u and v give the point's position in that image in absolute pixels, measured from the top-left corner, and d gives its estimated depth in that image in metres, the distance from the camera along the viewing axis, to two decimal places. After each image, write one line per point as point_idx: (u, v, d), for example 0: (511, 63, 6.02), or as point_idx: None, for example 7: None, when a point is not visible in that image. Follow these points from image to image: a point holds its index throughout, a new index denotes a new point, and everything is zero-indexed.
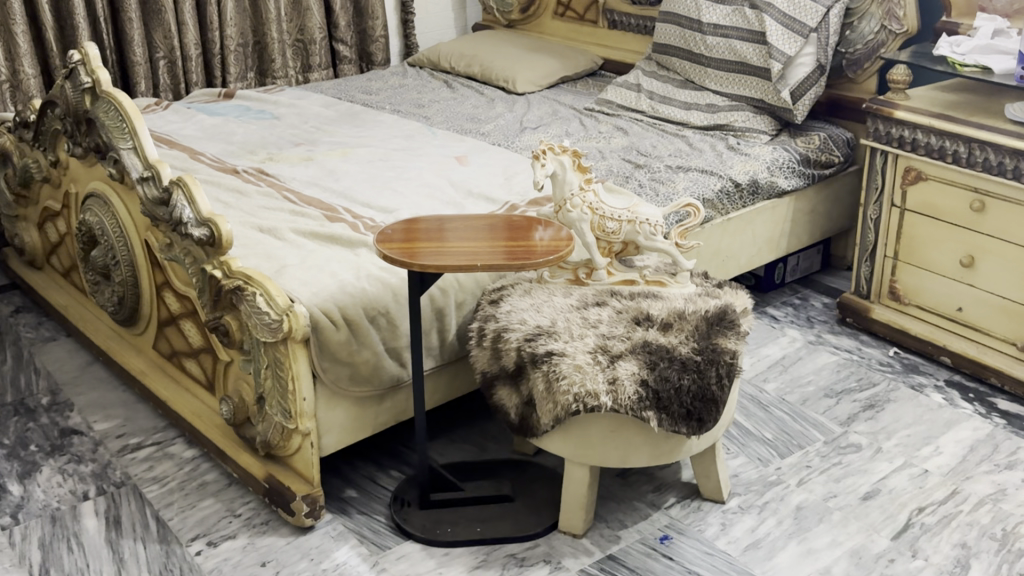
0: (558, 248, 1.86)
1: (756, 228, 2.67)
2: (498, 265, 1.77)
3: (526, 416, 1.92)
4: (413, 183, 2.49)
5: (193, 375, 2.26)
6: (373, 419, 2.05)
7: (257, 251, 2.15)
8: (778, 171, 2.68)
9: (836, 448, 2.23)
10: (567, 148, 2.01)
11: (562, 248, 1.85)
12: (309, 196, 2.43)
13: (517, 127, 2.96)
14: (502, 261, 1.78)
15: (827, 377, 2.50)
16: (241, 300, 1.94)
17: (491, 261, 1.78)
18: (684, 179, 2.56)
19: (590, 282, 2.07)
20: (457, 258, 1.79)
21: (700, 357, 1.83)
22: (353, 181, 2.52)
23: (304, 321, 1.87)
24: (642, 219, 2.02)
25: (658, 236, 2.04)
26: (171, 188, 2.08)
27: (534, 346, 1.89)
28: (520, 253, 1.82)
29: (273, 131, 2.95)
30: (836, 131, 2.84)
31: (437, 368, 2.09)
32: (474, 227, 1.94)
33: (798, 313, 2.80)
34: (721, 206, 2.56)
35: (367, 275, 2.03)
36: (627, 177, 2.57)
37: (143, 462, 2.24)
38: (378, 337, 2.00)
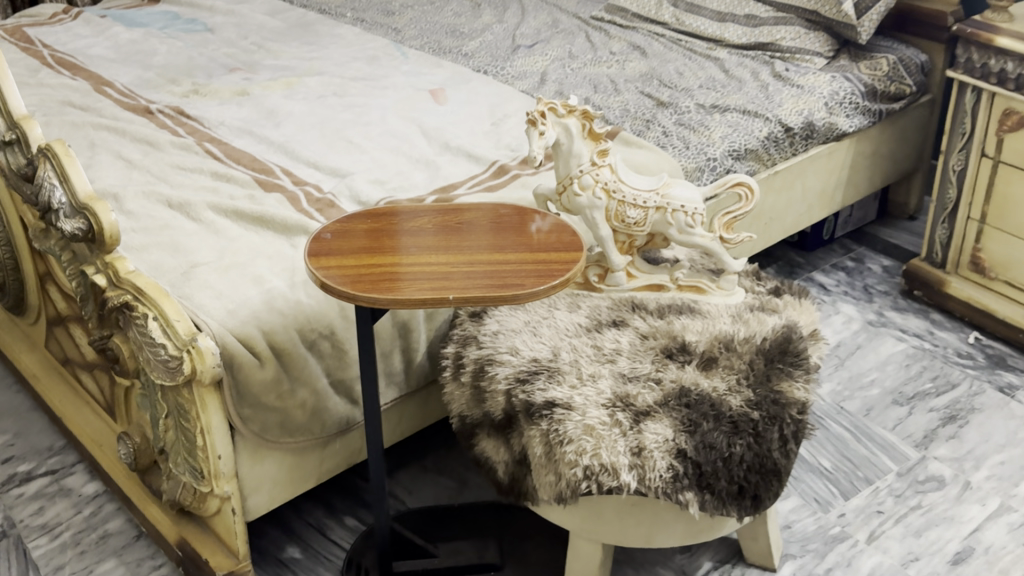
0: (566, 256, 1.31)
1: (807, 180, 2.14)
2: (482, 295, 1.24)
3: (519, 479, 1.42)
4: (374, 134, 1.94)
5: (90, 391, 1.76)
6: (318, 467, 1.56)
7: (162, 239, 1.62)
8: (839, 107, 2.13)
9: (914, 483, 1.76)
10: (575, 108, 1.46)
11: (573, 258, 1.31)
12: (240, 151, 1.89)
13: (508, 45, 2.38)
14: (488, 288, 1.25)
15: (894, 376, 2.01)
16: (130, 323, 1.43)
17: (473, 289, 1.24)
18: (722, 123, 2.01)
19: (603, 288, 1.55)
20: (425, 283, 1.25)
21: (757, 414, 1.32)
22: (297, 129, 1.97)
23: (213, 359, 1.36)
24: (675, 207, 1.49)
25: (697, 227, 1.51)
26: (37, 158, 1.55)
27: (529, 391, 1.38)
28: (514, 271, 1.28)
29: (202, 49, 2.37)
30: (909, 51, 2.26)
31: (403, 397, 1.60)
32: (449, 222, 1.39)
33: (852, 281, 2.29)
34: (767, 156, 2.02)
35: (305, 281, 1.51)
36: (647, 121, 2.02)
37: (31, 501, 1.76)
38: (319, 367, 1.49)
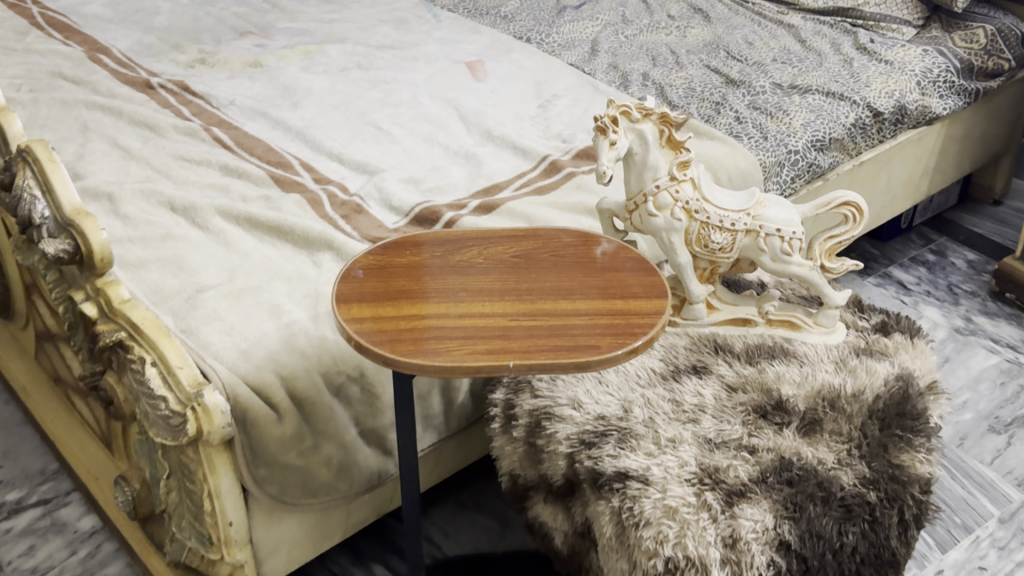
0: (644, 305, 1.08)
1: (893, 169, 1.89)
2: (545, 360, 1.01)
3: (581, 554, 1.21)
4: (405, 119, 1.70)
5: (83, 416, 1.55)
6: (345, 521, 1.35)
7: (163, 252, 1.40)
8: (931, 86, 1.86)
9: (1019, 532, 1.54)
10: (652, 110, 1.23)
11: (654, 308, 1.08)
12: (253, 139, 1.65)
13: (552, 8, 2.13)
14: (553, 351, 1.02)
15: (988, 396, 1.78)
16: (125, 365, 1.22)
17: (535, 352, 1.02)
18: (802, 107, 1.76)
19: (678, 322, 1.32)
20: (475, 343, 1.03)
21: (873, 496, 1.11)
22: (317, 111, 1.73)
23: (223, 419, 1.14)
24: (768, 231, 1.26)
25: (795, 255, 1.27)
26: (15, 161, 1.32)
27: (597, 458, 1.16)
28: (585, 328, 1.05)
29: (210, 8, 2.12)
30: (1010, 21, 1.97)
31: (441, 440, 1.37)
32: (502, 255, 1.16)
33: (935, 279, 2.06)
34: (852, 146, 1.77)
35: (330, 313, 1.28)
36: (716, 104, 1.77)
37: (21, 539, 1.57)
38: (347, 415, 1.27)
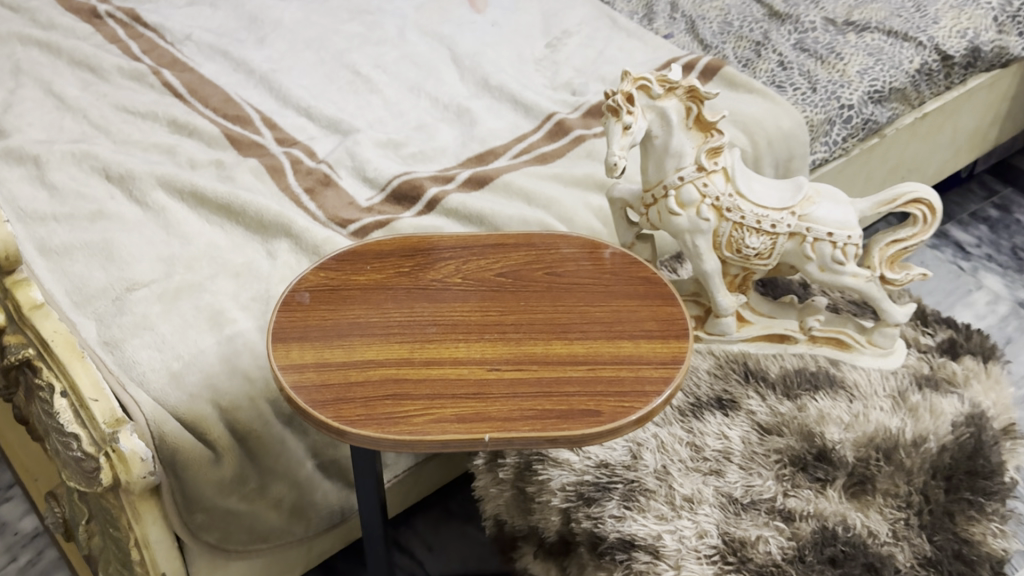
0: (660, 350, 0.86)
1: (959, 120, 1.62)
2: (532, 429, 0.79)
3: None
4: (389, 61, 1.45)
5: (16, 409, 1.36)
6: (305, 554, 1.17)
7: (91, 235, 1.17)
8: (1010, 23, 1.58)
9: None
10: (681, 84, 0.99)
11: (672, 355, 0.85)
12: (210, 84, 1.41)
13: None
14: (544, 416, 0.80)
15: None
16: (33, 390, 1.01)
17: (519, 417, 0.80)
18: (857, 50, 1.49)
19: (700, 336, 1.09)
20: (443, 402, 0.81)
21: None
22: (288, 50, 1.48)
23: (143, 468, 0.91)
24: (816, 236, 1.02)
25: (849, 263, 1.04)
26: None
27: (597, 518, 0.95)
28: (583, 383, 0.83)
29: None
30: None
31: (418, 463, 1.17)
32: (485, 274, 0.94)
33: (997, 240, 1.81)
34: (914, 96, 1.50)
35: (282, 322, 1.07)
36: (757, 44, 1.51)
37: None
38: (302, 445, 1.07)
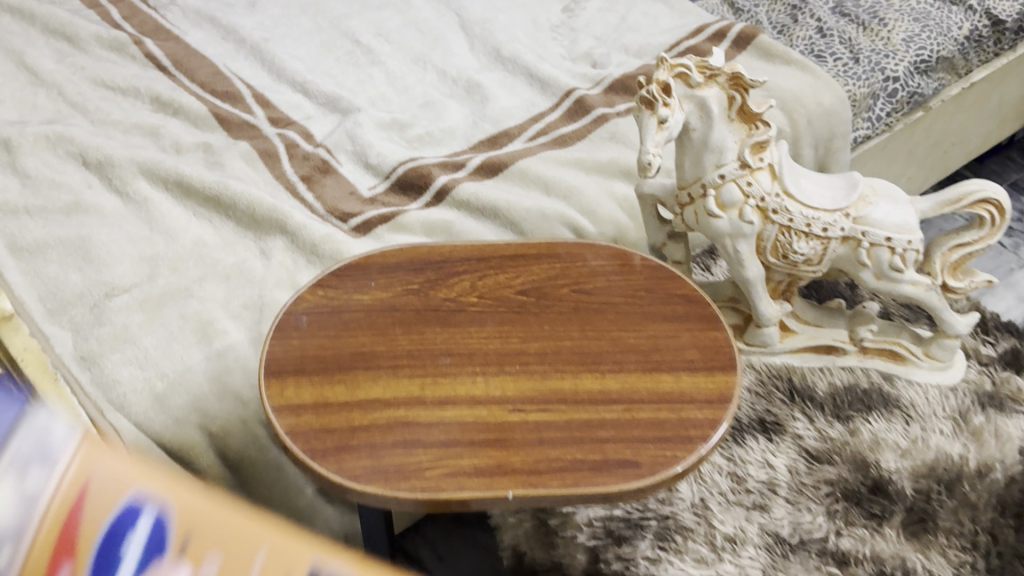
0: (703, 386, 0.76)
1: (1008, 89, 1.50)
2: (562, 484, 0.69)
3: None
4: (392, 29, 1.33)
5: None
6: None
7: (66, 232, 1.06)
8: None
9: None
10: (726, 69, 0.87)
11: (717, 393, 0.75)
12: (196, 55, 1.29)
13: None
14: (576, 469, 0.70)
15: None
16: None
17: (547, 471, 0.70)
18: (902, 15, 1.37)
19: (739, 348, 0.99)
20: (458, 452, 0.71)
21: None
22: (282, 17, 1.36)
23: None
24: (871, 241, 0.92)
25: (907, 270, 0.93)
26: None
27: (629, 559, 0.86)
28: (618, 428, 0.73)
29: None
30: None
31: None
32: (504, 292, 0.84)
33: None
34: (961, 65, 1.38)
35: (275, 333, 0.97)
36: (793, 7, 1.40)
37: None
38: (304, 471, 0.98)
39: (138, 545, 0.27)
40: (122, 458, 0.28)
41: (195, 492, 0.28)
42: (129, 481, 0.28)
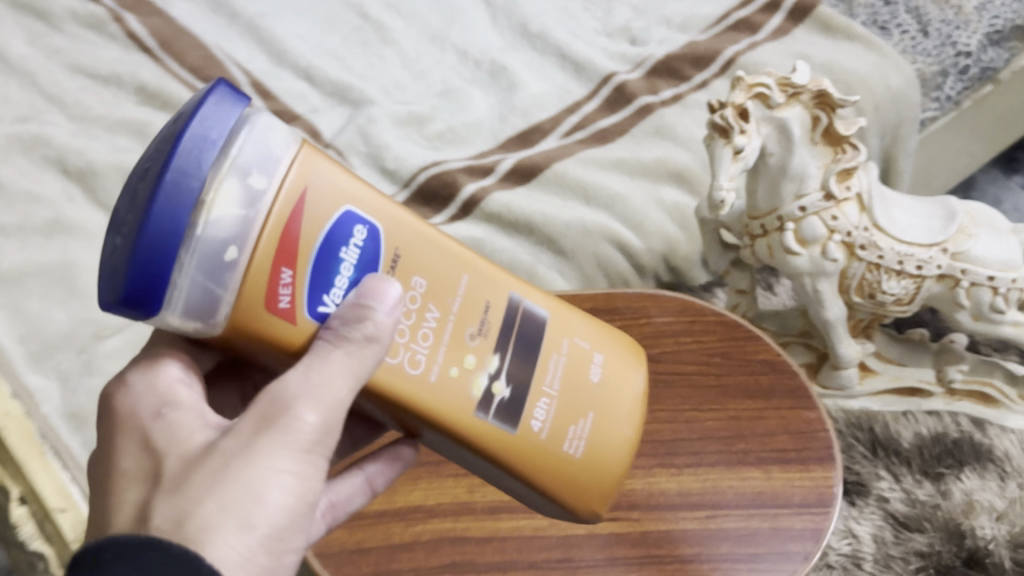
0: (797, 485, 0.65)
1: None
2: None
3: None
4: None
5: None
6: None
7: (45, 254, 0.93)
8: None
9: None
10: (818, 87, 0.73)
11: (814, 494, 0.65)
12: (184, 33, 1.14)
13: None
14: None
15: None
16: None
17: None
18: None
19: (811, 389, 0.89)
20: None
21: None
22: None
23: None
24: (970, 281, 0.80)
25: (1009, 312, 0.81)
26: None
27: None
28: (701, 542, 0.63)
29: None
30: None
31: None
32: None
33: None
34: None
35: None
36: None
37: None
38: None
39: (355, 249, 0.49)
40: (325, 167, 0.48)
41: (389, 221, 0.50)
42: (334, 195, 0.48)
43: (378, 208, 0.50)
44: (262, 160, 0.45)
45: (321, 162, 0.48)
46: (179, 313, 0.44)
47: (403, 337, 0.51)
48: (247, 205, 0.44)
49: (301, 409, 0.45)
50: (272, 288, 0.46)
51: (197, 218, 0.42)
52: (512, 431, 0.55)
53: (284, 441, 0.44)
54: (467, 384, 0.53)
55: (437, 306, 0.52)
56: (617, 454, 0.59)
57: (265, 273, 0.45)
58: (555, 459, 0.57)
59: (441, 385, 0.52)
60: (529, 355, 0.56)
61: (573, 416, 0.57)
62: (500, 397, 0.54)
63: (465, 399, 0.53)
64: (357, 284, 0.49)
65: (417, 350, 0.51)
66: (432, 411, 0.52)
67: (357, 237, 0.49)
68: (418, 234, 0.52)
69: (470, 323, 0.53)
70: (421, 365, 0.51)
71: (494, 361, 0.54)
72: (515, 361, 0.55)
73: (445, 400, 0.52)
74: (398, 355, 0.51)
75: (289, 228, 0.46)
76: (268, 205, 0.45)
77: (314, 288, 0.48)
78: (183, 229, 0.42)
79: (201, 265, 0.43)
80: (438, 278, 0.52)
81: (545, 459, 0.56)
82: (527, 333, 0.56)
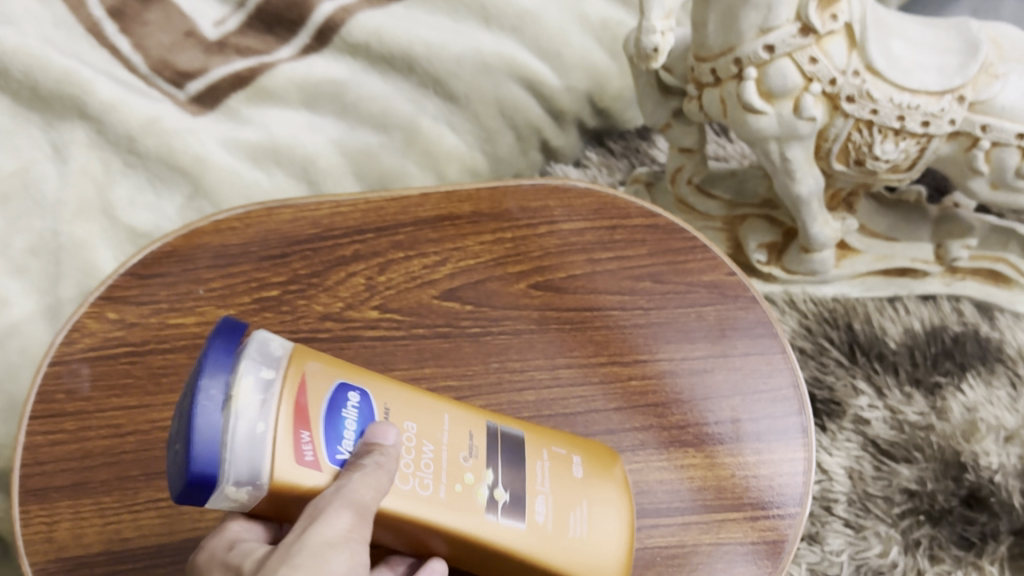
0: (752, 460, 0.47)
1: None
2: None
3: None
4: None
5: None
6: None
7: None
8: None
9: None
10: None
11: (775, 470, 0.46)
12: None
13: None
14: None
15: None
16: None
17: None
18: None
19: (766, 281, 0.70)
20: None
21: None
22: None
23: None
24: (989, 142, 0.59)
25: None
26: None
27: None
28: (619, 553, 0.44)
29: None
30: None
31: None
32: (421, 297, 0.51)
33: None
34: None
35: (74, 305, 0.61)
36: None
37: None
38: None
39: (353, 412, 0.38)
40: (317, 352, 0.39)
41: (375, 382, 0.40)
42: (332, 375, 0.38)
43: (364, 380, 0.40)
44: (265, 358, 0.36)
45: (312, 351, 0.38)
46: (233, 497, 0.34)
47: (408, 466, 0.38)
48: (263, 391, 0.35)
49: (331, 510, 0.33)
50: (298, 452, 0.35)
51: (227, 418, 0.33)
52: (522, 528, 0.39)
53: (324, 528, 0.33)
54: (470, 499, 0.38)
55: (433, 440, 0.39)
56: (607, 551, 0.41)
57: (290, 447, 0.34)
58: (558, 555, 0.39)
59: (451, 511, 0.38)
60: (521, 460, 0.41)
61: (567, 503, 0.41)
62: (501, 505, 0.39)
63: (474, 517, 0.38)
64: (361, 433, 0.37)
65: (421, 477, 0.38)
66: (425, 528, 0.38)
67: (350, 403, 0.38)
68: (402, 389, 0.41)
69: (459, 448, 0.40)
70: (426, 488, 0.38)
71: (490, 474, 0.40)
72: (508, 470, 0.40)
73: (460, 523, 0.38)
74: (406, 480, 0.37)
75: (301, 400, 0.36)
76: (280, 388, 0.35)
77: (333, 438, 0.36)
78: (217, 429, 0.32)
79: (237, 447, 0.33)
80: (422, 415, 0.40)
81: (555, 562, 0.39)
82: (511, 444, 0.41)
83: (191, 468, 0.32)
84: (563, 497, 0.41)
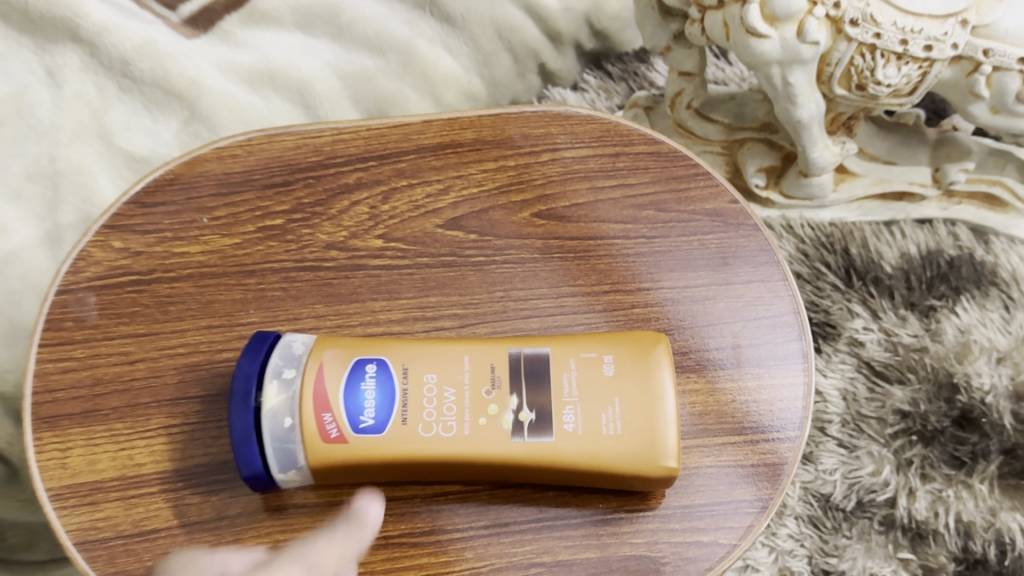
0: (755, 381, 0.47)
1: None
2: (581, 504, 0.44)
3: None
4: None
5: None
6: None
7: None
8: None
9: None
10: None
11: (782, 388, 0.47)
12: None
13: None
14: (594, 508, 0.44)
15: None
16: None
17: (553, 515, 0.43)
18: None
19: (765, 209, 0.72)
20: None
21: None
22: None
23: None
24: (990, 65, 0.59)
25: None
26: None
27: None
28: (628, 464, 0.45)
29: None
30: None
31: None
32: (425, 226, 0.51)
33: None
34: None
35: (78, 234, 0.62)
36: None
37: None
38: None
39: (371, 383, 0.42)
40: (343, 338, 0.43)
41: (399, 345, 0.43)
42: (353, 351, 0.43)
43: (387, 347, 0.43)
44: (286, 359, 0.42)
45: (337, 338, 0.43)
46: (288, 479, 0.42)
47: (430, 412, 0.41)
48: (286, 391, 0.41)
49: None
50: (321, 433, 0.40)
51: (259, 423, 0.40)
52: (552, 441, 0.41)
53: None
54: (495, 427, 0.41)
55: (454, 383, 0.42)
56: (662, 436, 0.41)
57: (312, 430, 0.40)
58: (602, 454, 0.41)
59: (474, 441, 0.41)
60: (546, 380, 0.42)
61: (599, 404, 0.42)
62: (528, 425, 0.41)
63: (498, 442, 0.41)
64: (382, 396, 0.41)
65: (443, 419, 0.41)
66: (465, 463, 0.41)
67: (370, 375, 0.42)
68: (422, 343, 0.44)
69: (480, 381, 0.42)
70: (449, 429, 0.41)
71: (516, 399, 0.42)
72: (535, 391, 0.42)
73: (483, 454, 0.41)
74: (429, 429, 0.41)
75: (319, 387, 0.41)
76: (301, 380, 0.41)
77: (355, 408, 0.41)
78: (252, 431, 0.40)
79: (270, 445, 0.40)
80: (440, 364, 0.43)
81: (602, 463, 0.41)
82: (538, 365, 0.43)
83: (242, 470, 0.40)
84: (592, 403, 0.42)
